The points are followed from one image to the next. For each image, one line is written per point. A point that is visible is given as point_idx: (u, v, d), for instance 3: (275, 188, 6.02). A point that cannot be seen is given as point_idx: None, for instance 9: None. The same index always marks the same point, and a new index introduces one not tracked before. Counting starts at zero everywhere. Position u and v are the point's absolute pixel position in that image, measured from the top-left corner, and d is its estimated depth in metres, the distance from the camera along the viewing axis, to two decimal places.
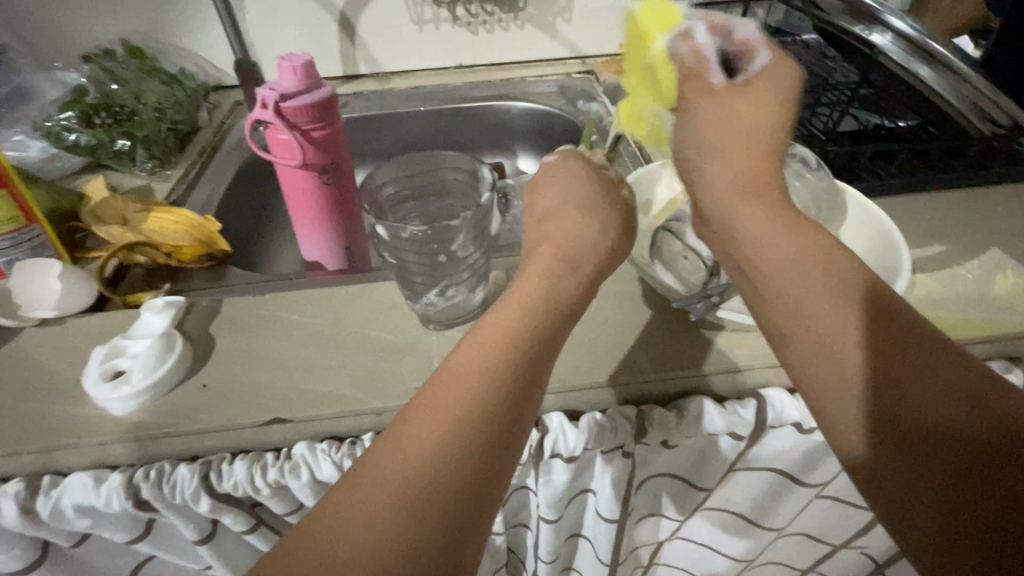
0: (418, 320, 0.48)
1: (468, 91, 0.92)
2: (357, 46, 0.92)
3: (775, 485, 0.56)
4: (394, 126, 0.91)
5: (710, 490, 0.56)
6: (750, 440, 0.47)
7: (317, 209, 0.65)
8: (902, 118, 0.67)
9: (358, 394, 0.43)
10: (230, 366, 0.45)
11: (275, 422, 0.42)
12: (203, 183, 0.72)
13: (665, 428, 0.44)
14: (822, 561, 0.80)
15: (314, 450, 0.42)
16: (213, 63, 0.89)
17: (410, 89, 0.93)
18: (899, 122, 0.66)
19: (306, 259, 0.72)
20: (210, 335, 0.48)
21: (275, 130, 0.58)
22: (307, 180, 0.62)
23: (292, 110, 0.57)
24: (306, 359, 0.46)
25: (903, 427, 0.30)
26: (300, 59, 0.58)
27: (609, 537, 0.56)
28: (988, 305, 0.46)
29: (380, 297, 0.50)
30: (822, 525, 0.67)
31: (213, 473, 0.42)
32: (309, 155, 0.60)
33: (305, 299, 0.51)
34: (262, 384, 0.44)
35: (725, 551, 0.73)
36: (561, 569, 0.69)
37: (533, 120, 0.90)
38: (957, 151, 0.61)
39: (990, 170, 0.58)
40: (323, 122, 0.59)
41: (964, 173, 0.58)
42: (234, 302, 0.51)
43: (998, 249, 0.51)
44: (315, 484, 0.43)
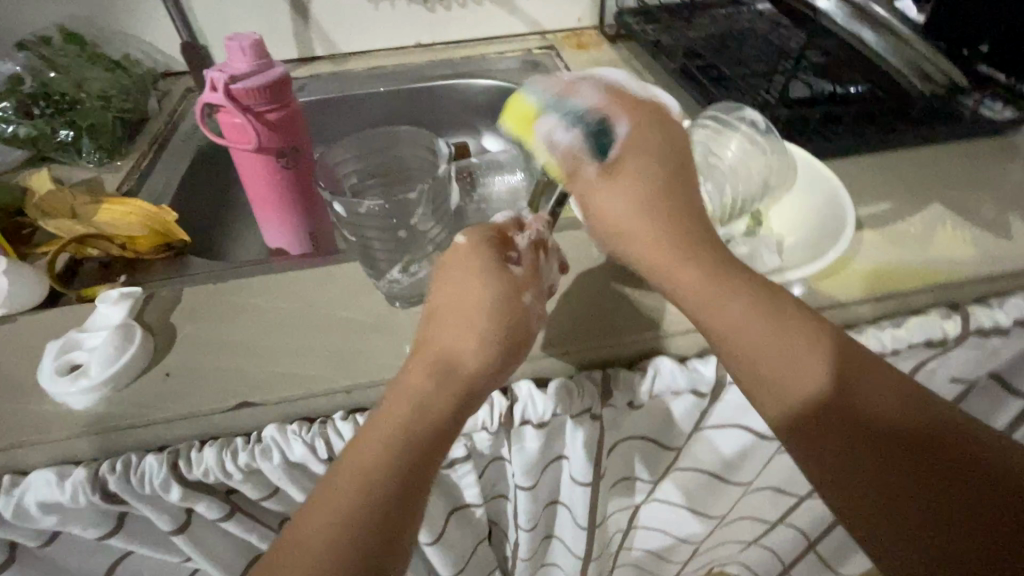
0: (384, 298, 0.48)
1: (428, 70, 0.91)
2: (311, 26, 0.90)
3: (739, 441, 0.58)
4: (354, 108, 0.89)
5: (679, 449, 0.58)
6: (712, 397, 0.49)
7: (278, 194, 0.64)
8: (850, 82, 0.69)
9: (327, 374, 0.43)
10: (193, 354, 0.45)
11: (243, 406, 0.42)
12: (157, 173, 0.69)
13: (629, 388, 0.46)
14: (789, 513, 0.84)
15: (284, 431, 0.42)
16: (159, 48, 0.85)
17: (369, 70, 0.91)
18: (848, 86, 0.68)
19: (271, 247, 0.70)
20: (170, 324, 0.47)
21: (228, 114, 0.57)
22: (266, 165, 0.61)
23: (244, 92, 0.55)
24: (272, 343, 0.46)
25: (845, 427, 0.36)
26: (249, 38, 0.56)
27: (584, 501, 0.58)
28: (930, 256, 0.49)
29: (344, 278, 0.50)
30: (787, 477, 0.71)
31: (182, 460, 0.41)
32: (265, 139, 0.58)
33: (268, 284, 0.50)
34: (228, 369, 0.44)
35: (698, 509, 0.76)
36: (542, 536, 0.71)
37: (496, 97, 0.89)
38: (902, 112, 0.63)
39: (931, 128, 0.61)
40: (278, 104, 0.57)
41: (908, 132, 0.60)
42: (194, 290, 0.50)
43: (939, 204, 0.54)
44: (289, 465, 0.43)
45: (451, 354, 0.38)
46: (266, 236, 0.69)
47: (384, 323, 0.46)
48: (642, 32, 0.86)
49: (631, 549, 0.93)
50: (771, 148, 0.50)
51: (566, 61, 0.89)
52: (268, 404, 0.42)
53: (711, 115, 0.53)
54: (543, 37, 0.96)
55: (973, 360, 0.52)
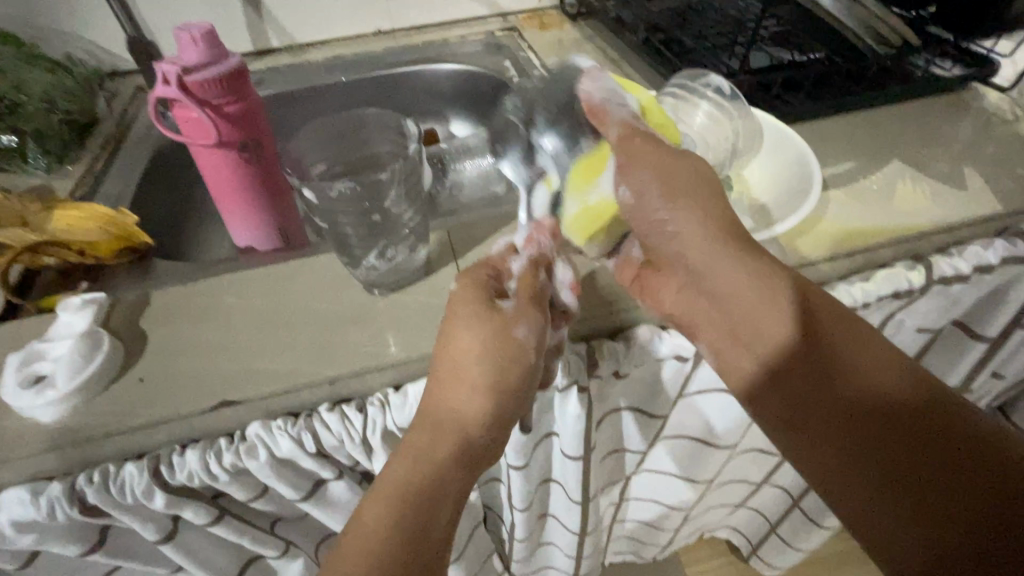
0: (362, 287, 0.47)
1: (390, 57, 0.89)
2: (264, 17, 0.87)
3: (722, 404, 0.60)
4: (316, 100, 0.87)
5: (665, 417, 0.59)
6: (694, 363, 0.50)
7: (243, 190, 0.62)
8: (808, 48, 0.70)
9: (309, 367, 0.42)
10: (167, 357, 0.43)
11: (224, 405, 0.41)
12: (112, 176, 0.66)
13: (616, 358, 0.47)
14: (773, 472, 0.87)
15: (269, 428, 0.41)
16: (104, 47, 0.81)
17: (328, 60, 0.89)
18: (806, 52, 0.69)
19: (239, 246, 0.68)
20: (140, 329, 0.45)
21: (184, 109, 0.54)
22: (228, 160, 0.59)
23: (200, 84, 0.53)
24: (249, 340, 0.44)
25: (822, 411, 0.38)
26: (200, 28, 0.54)
27: (576, 475, 0.59)
28: (892, 211, 0.51)
29: (320, 269, 0.49)
30: (769, 437, 0.73)
31: (163, 466, 0.40)
32: (225, 133, 0.56)
33: (240, 281, 0.49)
34: (205, 370, 0.42)
35: (687, 476, 0.78)
36: (538, 515, 0.72)
37: (460, 82, 0.88)
38: (858, 75, 0.64)
39: (887, 89, 0.62)
40: (236, 96, 0.55)
41: (866, 94, 0.61)
42: (162, 293, 0.48)
43: (898, 161, 0.55)
44: (276, 463, 0.43)
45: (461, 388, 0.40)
46: (234, 235, 0.67)
47: (364, 312, 0.46)
48: (603, 10, 0.86)
49: (624, 521, 0.95)
50: (736, 113, 0.50)
51: (529, 41, 0.89)
52: (250, 402, 0.41)
53: (675, 85, 0.53)
54: (504, 19, 0.95)
55: (938, 309, 0.54)
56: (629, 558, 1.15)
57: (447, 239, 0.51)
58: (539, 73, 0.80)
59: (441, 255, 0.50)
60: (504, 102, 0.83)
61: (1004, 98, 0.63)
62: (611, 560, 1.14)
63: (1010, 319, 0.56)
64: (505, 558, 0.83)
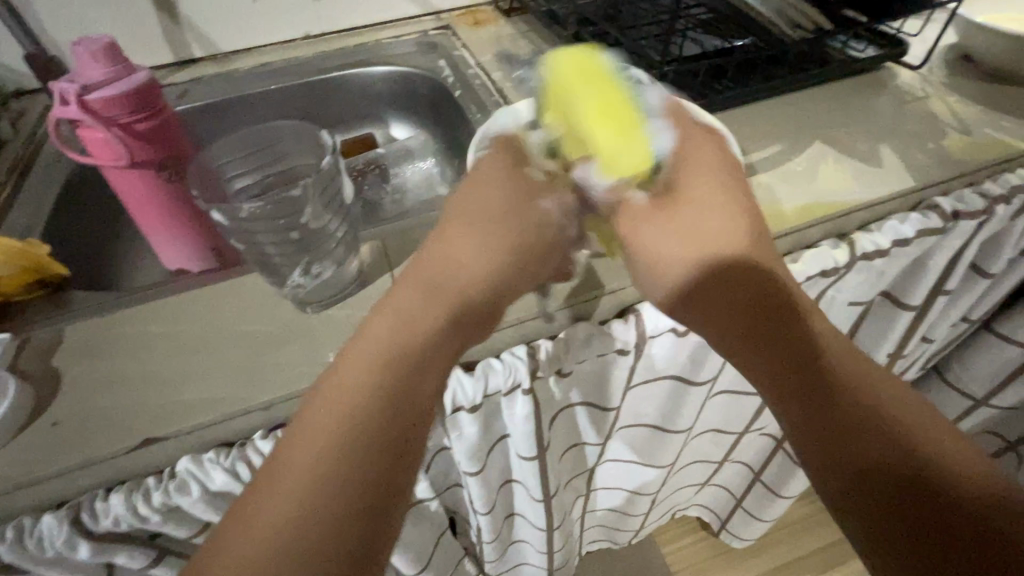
0: (293, 306, 0.45)
1: (321, 62, 0.86)
2: (183, 25, 0.83)
3: (672, 391, 0.61)
4: (245, 110, 0.83)
5: (618, 408, 0.60)
6: (637, 354, 0.51)
7: (166, 211, 0.58)
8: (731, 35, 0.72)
9: (238, 393, 0.40)
10: (82, 396, 0.41)
11: (148, 443, 0.38)
12: (20, 204, 0.62)
13: (556, 357, 0.47)
14: (733, 449, 0.90)
15: (199, 462, 0.40)
16: (4, 65, 0.76)
17: (255, 67, 0.85)
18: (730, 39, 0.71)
19: (171, 269, 0.65)
20: (52, 369, 0.42)
21: (89, 130, 0.51)
22: (146, 181, 0.56)
23: (102, 103, 0.50)
24: (173, 370, 0.42)
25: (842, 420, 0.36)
26: (99, 42, 0.50)
27: (535, 474, 0.59)
28: (816, 191, 0.52)
29: (247, 290, 0.47)
30: (723, 417, 0.75)
31: (85, 513, 0.38)
32: (138, 153, 0.53)
33: (161, 307, 0.46)
34: (124, 406, 0.40)
35: (649, 462, 0.80)
36: (504, 516, 0.72)
37: (396, 83, 0.86)
38: (780, 61, 0.66)
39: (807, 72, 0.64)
40: (145, 111, 0.52)
41: (787, 78, 0.63)
42: (76, 327, 0.45)
43: (820, 142, 0.57)
44: (211, 497, 0.41)
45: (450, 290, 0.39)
46: (164, 257, 0.64)
47: (297, 330, 0.44)
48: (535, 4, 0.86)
49: (594, 511, 0.96)
50: None
51: (463, 39, 0.88)
52: (177, 436, 0.39)
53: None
54: (437, 17, 0.94)
55: (866, 282, 0.56)
56: (604, 545, 1.17)
57: (382, 247, 0.50)
58: (474, 71, 0.79)
59: (376, 265, 0.49)
60: (442, 102, 0.82)
61: (915, 77, 0.66)
62: (587, 549, 1.15)
63: (931, 287, 0.59)
64: (478, 561, 0.83)
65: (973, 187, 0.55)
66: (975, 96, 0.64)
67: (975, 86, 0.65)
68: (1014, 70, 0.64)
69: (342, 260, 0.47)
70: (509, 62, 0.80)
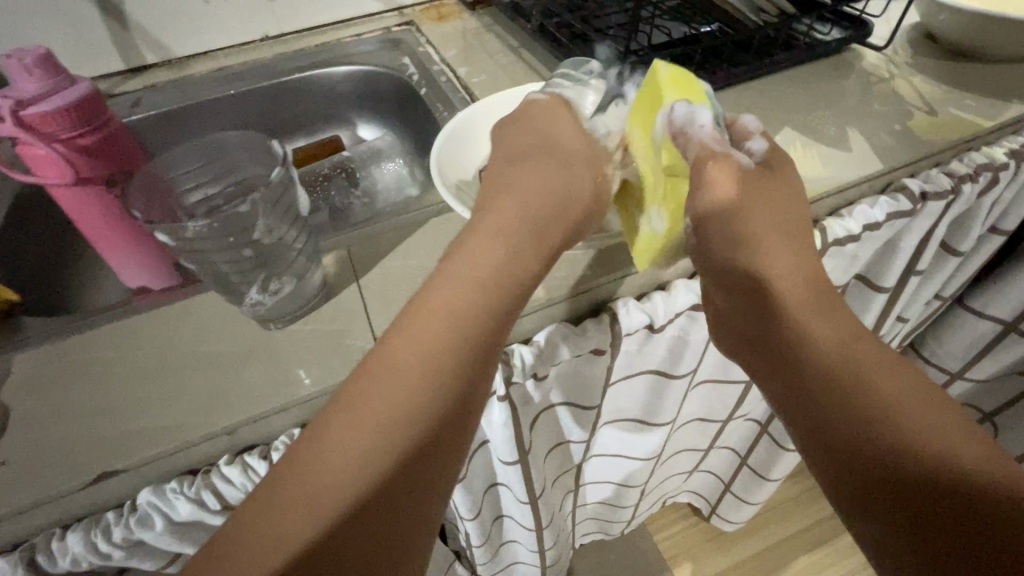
0: (256, 323, 0.44)
1: (281, 64, 0.83)
2: (132, 31, 0.79)
3: (653, 385, 0.60)
4: (205, 118, 0.80)
5: (599, 406, 0.59)
6: (614, 352, 0.50)
7: (120, 229, 0.55)
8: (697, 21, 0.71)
9: (200, 419, 0.39)
10: (32, 430, 0.39)
11: (104, 477, 0.36)
12: None
13: (530, 362, 0.46)
14: (718, 436, 0.90)
15: (162, 493, 0.38)
16: None
17: (212, 72, 0.82)
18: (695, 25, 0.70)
19: (133, 289, 0.62)
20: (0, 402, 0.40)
21: (28, 147, 0.48)
22: (94, 198, 0.53)
23: (40, 117, 0.47)
24: (129, 398, 0.40)
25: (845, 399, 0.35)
26: (34, 53, 0.48)
27: (519, 477, 0.58)
28: None
29: (206, 309, 0.45)
30: (707, 406, 0.75)
31: (41, 555, 0.36)
32: (84, 168, 0.50)
33: (115, 332, 0.44)
34: (77, 439, 0.38)
35: (636, 455, 0.80)
36: (492, 518, 0.71)
37: (361, 83, 0.84)
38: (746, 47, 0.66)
39: (773, 57, 0.64)
40: (89, 125, 0.50)
41: (753, 63, 0.63)
42: (24, 357, 0.43)
43: (789, 128, 0.57)
44: (177, 528, 0.39)
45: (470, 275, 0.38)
46: (122, 276, 0.61)
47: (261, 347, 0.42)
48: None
49: (584, 505, 0.96)
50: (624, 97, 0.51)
51: (427, 35, 0.86)
52: (136, 468, 0.37)
53: (561, 73, 0.53)
54: (400, 12, 0.91)
55: (840, 267, 0.56)
56: (597, 538, 1.17)
57: (348, 257, 0.49)
58: (439, 66, 0.77)
59: (343, 276, 0.47)
60: (408, 101, 0.80)
61: (880, 57, 0.66)
62: (581, 543, 1.15)
63: (902, 268, 0.59)
64: (469, 564, 0.82)
65: (940, 167, 0.55)
66: (938, 74, 0.64)
67: (938, 64, 0.65)
68: (976, 47, 0.64)
69: (305, 273, 0.44)
70: (474, 57, 0.78)
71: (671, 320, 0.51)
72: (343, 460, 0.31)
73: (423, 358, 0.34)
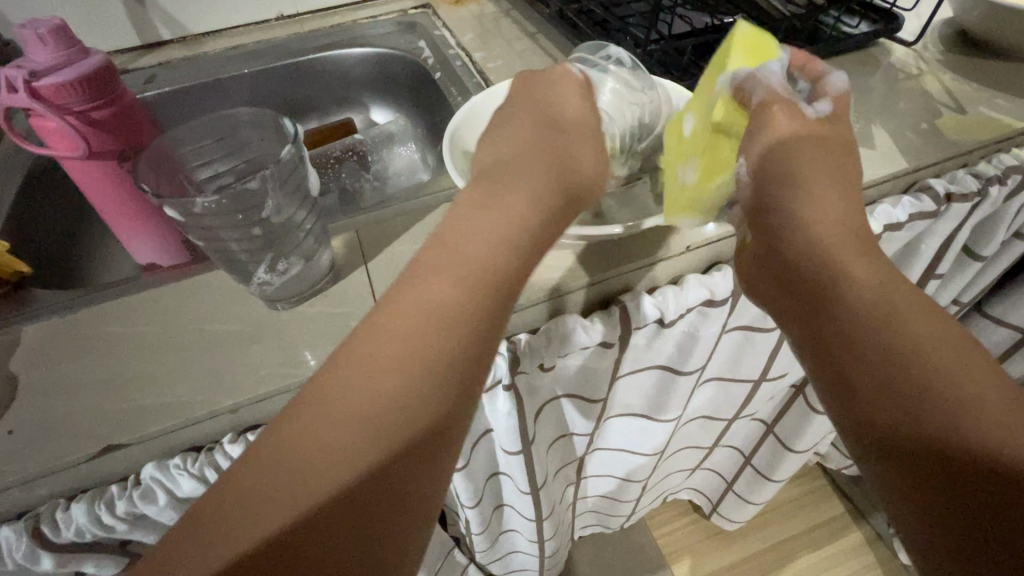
0: (263, 303, 0.43)
1: (296, 43, 0.82)
2: (148, 5, 0.79)
3: (660, 381, 0.60)
4: (218, 96, 0.80)
5: (605, 399, 0.59)
6: (623, 345, 0.50)
7: (132, 204, 0.55)
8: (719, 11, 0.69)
9: (204, 396, 0.39)
10: (38, 401, 0.39)
11: (109, 450, 0.37)
12: None
13: (537, 352, 0.46)
14: (723, 435, 0.89)
15: (165, 468, 0.38)
16: None
17: (226, 50, 0.82)
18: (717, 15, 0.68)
19: (141, 264, 0.62)
20: (9, 373, 0.40)
21: (40, 118, 0.48)
22: (106, 171, 0.53)
23: (52, 89, 0.47)
24: (135, 373, 0.40)
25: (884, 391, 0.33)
26: (47, 24, 0.48)
27: (522, 467, 0.58)
28: None
29: (214, 288, 0.45)
30: (713, 404, 0.74)
31: (44, 525, 0.37)
32: (96, 141, 0.50)
33: (123, 307, 0.44)
34: (82, 412, 0.38)
35: (639, 450, 0.79)
36: (492, 507, 0.71)
37: (375, 65, 0.83)
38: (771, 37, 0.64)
39: (798, 49, 0.62)
40: (101, 98, 0.49)
41: None
42: (32, 329, 0.43)
43: None
44: (179, 503, 0.40)
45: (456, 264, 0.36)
46: (131, 250, 0.61)
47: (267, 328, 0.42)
48: None
49: (585, 498, 0.96)
50: (643, 84, 0.50)
51: (444, 18, 0.84)
52: (140, 442, 0.37)
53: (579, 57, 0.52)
54: None
55: None
56: (597, 531, 1.17)
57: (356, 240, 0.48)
58: (455, 51, 0.76)
59: (350, 259, 0.47)
60: (422, 86, 0.79)
61: (910, 53, 0.64)
62: (580, 535, 1.15)
63: (922, 270, 0.58)
64: (468, 551, 0.82)
65: (967, 168, 0.53)
66: (970, 72, 0.62)
67: (970, 62, 0.63)
68: (1009, 44, 0.62)
69: (313, 253, 0.44)
70: (491, 42, 0.77)
71: (681, 315, 0.50)
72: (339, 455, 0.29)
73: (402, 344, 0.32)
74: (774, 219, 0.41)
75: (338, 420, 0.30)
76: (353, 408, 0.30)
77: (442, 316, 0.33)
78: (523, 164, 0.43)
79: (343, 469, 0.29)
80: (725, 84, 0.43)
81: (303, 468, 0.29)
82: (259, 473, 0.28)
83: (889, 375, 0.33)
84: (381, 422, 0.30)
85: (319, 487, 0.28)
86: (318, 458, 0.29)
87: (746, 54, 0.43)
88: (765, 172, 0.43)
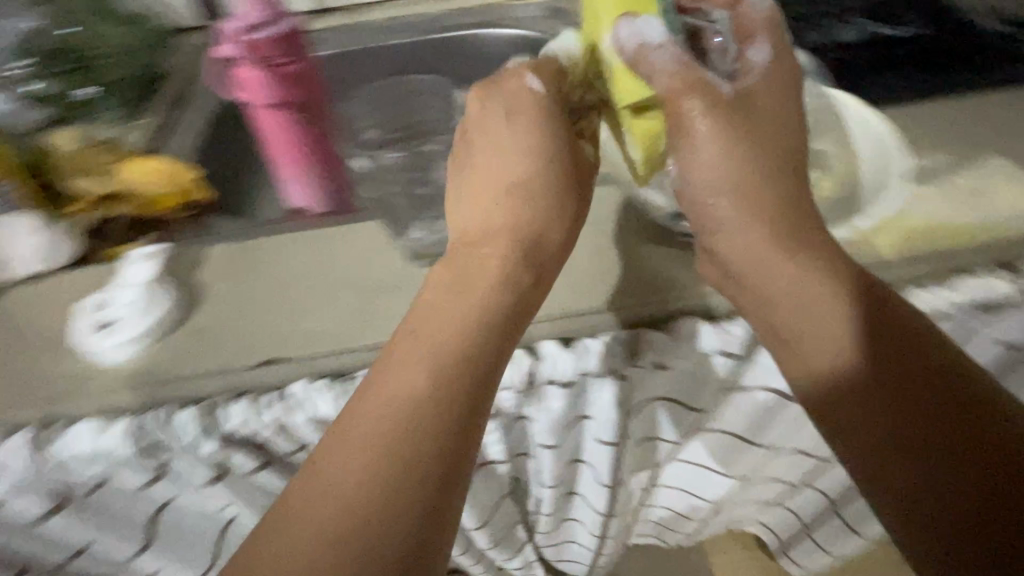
0: (407, 257, 0.47)
1: (447, 19, 0.86)
2: None
3: (769, 404, 0.57)
4: (371, 63, 0.86)
5: (705, 411, 0.57)
6: (742, 359, 0.48)
7: (300, 153, 0.62)
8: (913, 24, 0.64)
9: (352, 332, 0.44)
10: (221, 310, 0.46)
11: (271, 362, 0.43)
12: (179, 132, 0.69)
13: (656, 349, 0.45)
14: (815, 476, 0.84)
15: (312, 388, 0.43)
16: None
17: (387, 20, 0.88)
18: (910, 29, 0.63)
19: (293, 206, 0.69)
20: (198, 282, 0.48)
21: (248, 69, 0.55)
22: (287, 121, 0.60)
23: (263, 44, 0.54)
24: (297, 301, 0.46)
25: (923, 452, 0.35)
26: None
27: (608, 460, 0.59)
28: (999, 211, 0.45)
29: (365, 236, 0.49)
30: (815, 440, 0.70)
31: (214, 415, 0.43)
32: (287, 93, 0.57)
33: (288, 240, 0.50)
34: (254, 325, 0.44)
35: (722, 471, 0.76)
36: (565, 492, 0.72)
37: (520, 47, 0.85)
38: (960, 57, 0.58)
39: (1001, 71, 0.55)
40: (294, 56, 0.56)
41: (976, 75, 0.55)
42: (218, 248, 0.50)
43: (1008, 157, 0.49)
44: (317, 421, 0.44)
45: (448, 304, 0.40)
46: (288, 195, 0.68)
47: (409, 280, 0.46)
48: None
49: (651, 507, 0.95)
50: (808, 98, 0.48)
51: None
52: (296, 361, 0.43)
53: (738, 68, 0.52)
54: None
55: None
56: (653, 543, 1.15)
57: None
58: None
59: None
60: None
61: None
62: (635, 542, 1.14)
63: None
64: (530, 529, 0.85)
65: None
66: None
67: None
68: None
69: None
70: None
71: None
72: (365, 474, 0.33)
73: (431, 377, 0.36)
74: (738, 285, 0.42)
75: (392, 421, 0.35)
76: (396, 412, 0.35)
77: (458, 325, 0.39)
78: (500, 228, 0.46)
79: (411, 463, 0.34)
80: (612, 51, 0.45)
81: (381, 472, 0.33)
82: (322, 489, 0.33)
83: (910, 446, 0.35)
84: (421, 420, 0.35)
85: (393, 478, 0.33)
86: (388, 454, 0.34)
87: (614, 7, 0.46)
88: (751, 201, 0.43)
